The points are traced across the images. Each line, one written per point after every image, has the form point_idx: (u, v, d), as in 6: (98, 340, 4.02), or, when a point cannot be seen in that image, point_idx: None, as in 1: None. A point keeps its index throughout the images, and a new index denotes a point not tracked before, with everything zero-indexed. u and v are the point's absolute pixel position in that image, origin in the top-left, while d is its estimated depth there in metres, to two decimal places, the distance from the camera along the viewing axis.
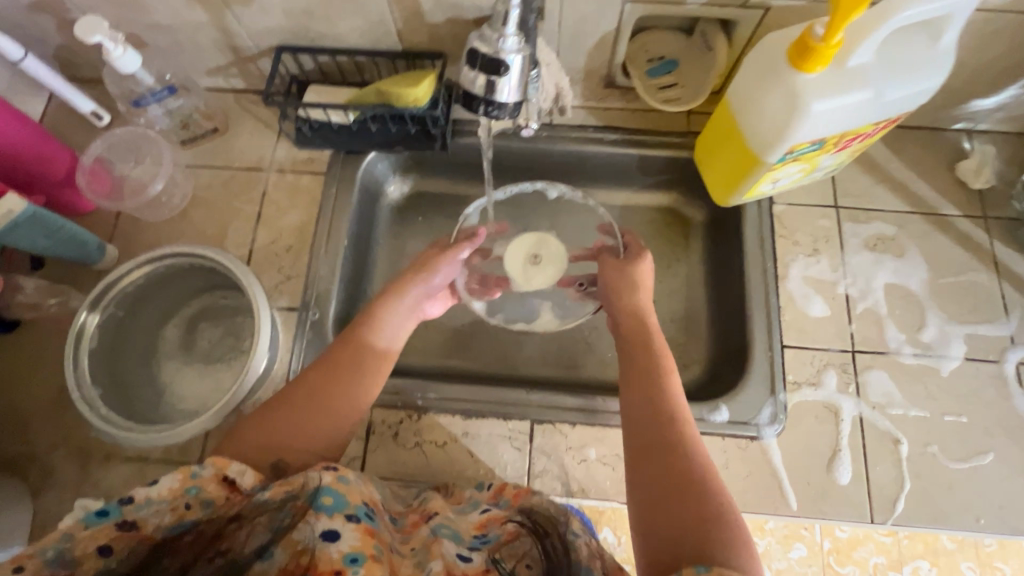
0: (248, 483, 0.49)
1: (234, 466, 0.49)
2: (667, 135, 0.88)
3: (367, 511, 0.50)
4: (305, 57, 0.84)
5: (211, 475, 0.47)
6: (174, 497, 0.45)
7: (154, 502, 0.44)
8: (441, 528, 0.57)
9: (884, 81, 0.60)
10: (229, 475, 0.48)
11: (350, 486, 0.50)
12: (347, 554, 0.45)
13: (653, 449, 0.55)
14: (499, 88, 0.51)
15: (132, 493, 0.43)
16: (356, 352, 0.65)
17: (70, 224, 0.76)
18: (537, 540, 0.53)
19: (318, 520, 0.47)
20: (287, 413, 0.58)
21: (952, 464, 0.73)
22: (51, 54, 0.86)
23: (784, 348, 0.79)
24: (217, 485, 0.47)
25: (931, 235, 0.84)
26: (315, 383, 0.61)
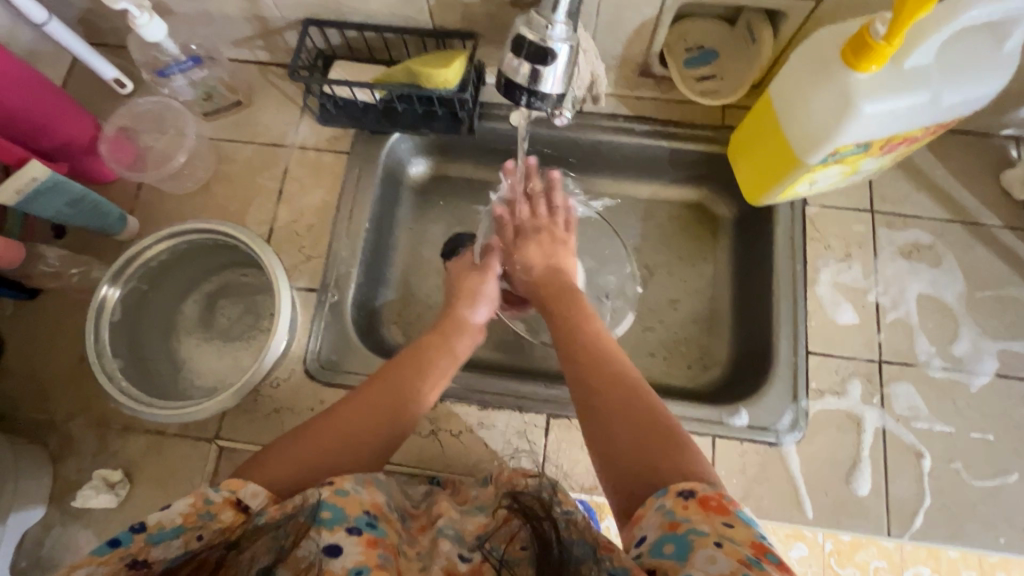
0: (260, 506, 0.50)
1: (245, 488, 0.50)
2: (701, 128, 0.86)
3: (370, 521, 0.49)
4: (333, 32, 0.82)
5: (223, 501, 0.48)
6: (185, 523, 0.46)
7: (167, 529, 0.45)
8: (445, 528, 0.55)
9: (941, 84, 0.57)
10: (242, 499, 0.49)
11: (348, 497, 0.50)
12: (352, 569, 0.45)
13: (593, 392, 0.58)
14: (543, 78, 0.48)
15: (143, 521, 0.45)
16: (407, 374, 0.65)
17: (92, 194, 0.75)
18: (526, 522, 0.50)
19: (320, 535, 0.46)
20: (332, 428, 0.57)
21: (975, 482, 0.72)
22: (75, 17, 0.84)
23: (810, 355, 0.78)
24: (228, 510, 0.48)
25: (970, 246, 0.81)
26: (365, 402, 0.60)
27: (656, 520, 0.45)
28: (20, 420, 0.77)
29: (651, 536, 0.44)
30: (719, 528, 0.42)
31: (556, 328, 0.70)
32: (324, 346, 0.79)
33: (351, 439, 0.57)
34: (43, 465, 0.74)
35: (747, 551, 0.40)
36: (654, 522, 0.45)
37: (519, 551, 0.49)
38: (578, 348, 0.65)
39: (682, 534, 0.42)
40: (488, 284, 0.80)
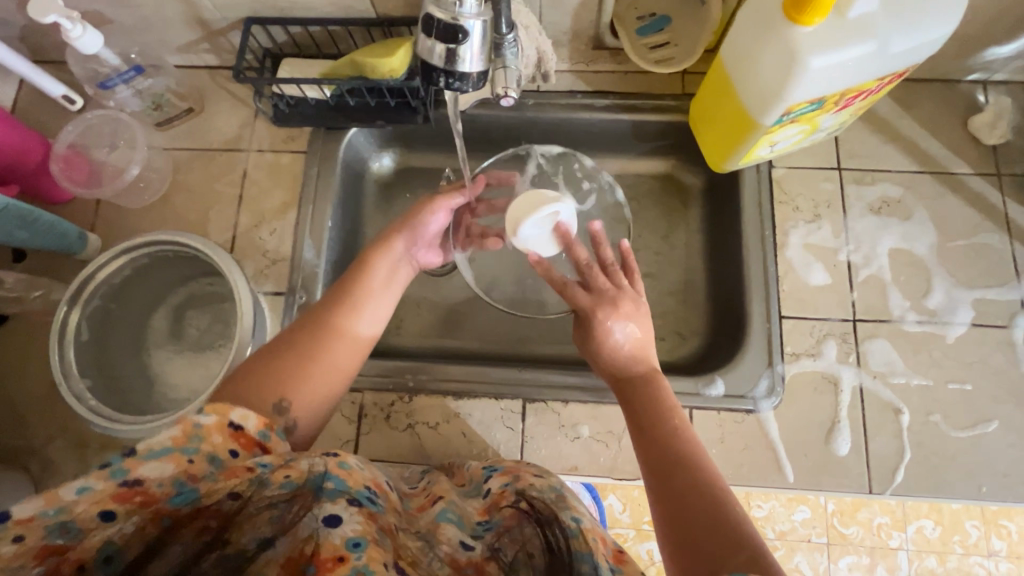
0: (254, 428, 0.48)
1: (235, 412, 0.47)
2: (661, 98, 0.84)
3: (370, 495, 0.48)
4: (277, 29, 0.80)
5: (214, 424, 0.45)
6: (176, 447, 0.42)
7: (157, 455, 0.41)
8: (446, 512, 0.55)
9: (888, 31, 0.55)
10: (234, 423, 0.47)
11: (351, 471, 0.48)
12: (350, 539, 0.44)
13: (668, 473, 0.53)
14: (460, 57, 0.47)
15: (135, 445, 0.41)
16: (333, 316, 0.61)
17: (46, 214, 0.74)
18: (540, 531, 0.52)
19: (321, 506, 0.45)
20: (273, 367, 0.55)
21: (955, 433, 0.72)
22: (16, 35, 0.82)
23: (783, 319, 0.77)
24: (222, 436, 0.45)
25: (940, 195, 0.80)
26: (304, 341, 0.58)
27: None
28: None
29: None
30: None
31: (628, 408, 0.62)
32: None
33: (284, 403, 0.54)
34: (24, 489, 0.74)
35: None
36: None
37: (528, 558, 0.51)
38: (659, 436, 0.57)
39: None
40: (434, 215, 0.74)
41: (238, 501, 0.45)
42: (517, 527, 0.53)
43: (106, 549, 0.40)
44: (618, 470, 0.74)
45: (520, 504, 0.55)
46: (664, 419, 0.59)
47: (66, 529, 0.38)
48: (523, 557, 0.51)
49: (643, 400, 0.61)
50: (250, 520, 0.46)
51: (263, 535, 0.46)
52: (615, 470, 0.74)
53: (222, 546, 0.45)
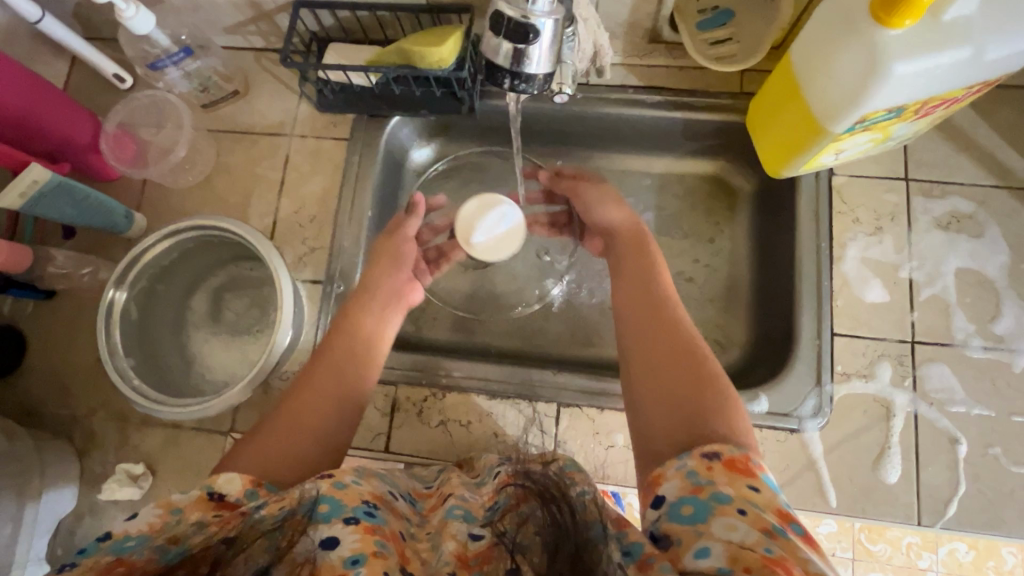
0: (238, 492, 0.48)
1: (221, 479, 0.48)
2: (718, 96, 0.80)
3: (368, 509, 0.46)
4: (324, 13, 0.79)
5: (194, 501, 0.45)
6: (154, 531, 0.42)
7: (134, 535, 0.41)
8: (454, 509, 0.51)
9: (985, 36, 0.51)
10: (212, 492, 0.46)
11: (347, 490, 0.47)
12: (348, 557, 0.41)
13: (640, 315, 0.61)
14: (528, 57, 0.45)
15: (110, 529, 0.41)
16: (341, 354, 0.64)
17: (95, 193, 0.75)
18: (543, 505, 0.46)
19: (317, 530, 0.43)
20: (290, 408, 0.58)
21: (1016, 468, 0.68)
22: (71, 12, 0.83)
23: (835, 337, 0.73)
24: (201, 509, 0.45)
25: (1016, 212, 0.74)
26: (322, 385, 0.61)
27: (677, 482, 0.44)
28: (45, 417, 0.79)
29: (672, 496, 0.43)
30: (743, 491, 0.42)
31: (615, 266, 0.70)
32: None
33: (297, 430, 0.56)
34: (69, 460, 0.76)
35: (772, 519, 0.39)
36: (676, 485, 0.44)
37: (534, 536, 0.44)
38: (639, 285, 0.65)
39: (703, 498, 0.42)
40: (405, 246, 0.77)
41: (230, 542, 0.43)
42: (524, 508, 0.47)
43: None
44: None
45: (525, 485, 0.49)
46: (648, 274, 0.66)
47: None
48: (532, 539, 0.44)
49: (629, 260, 0.69)
50: (244, 553, 0.42)
51: (258, 567, 0.42)
52: None
53: None
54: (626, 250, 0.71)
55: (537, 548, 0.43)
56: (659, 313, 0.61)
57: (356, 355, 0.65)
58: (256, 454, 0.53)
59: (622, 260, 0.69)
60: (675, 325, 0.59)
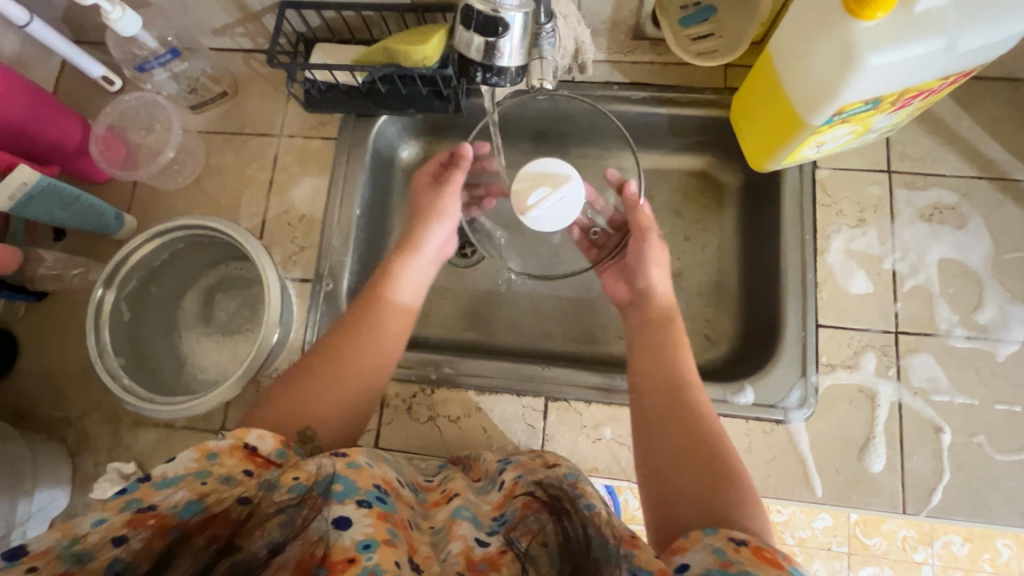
0: (270, 448, 0.50)
1: (251, 435, 0.49)
2: (701, 92, 0.80)
3: (380, 495, 0.47)
4: (310, 13, 0.79)
5: (230, 449, 0.48)
6: (189, 475, 0.44)
7: (171, 480, 0.44)
8: (461, 509, 0.52)
9: (958, 27, 0.51)
10: (249, 444, 0.49)
11: (360, 471, 0.48)
12: (360, 541, 0.42)
13: (660, 397, 0.62)
14: (500, 50, 0.46)
15: (150, 472, 0.44)
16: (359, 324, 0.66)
17: (85, 195, 0.76)
18: (555, 518, 0.46)
19: (330, 507, 0.44)
20: (331, 362, 0.62)
21: (1000, 456, 0.68)
22: (59, 16, 0.84)
23: (820, 329, 0.74)
24: (234, 459, 0.47)
25: (998, 203, 0.75)
26: (338, 357, 0.62)
27: (704, 556, 0.42)
28: (37, 418, 0.80)
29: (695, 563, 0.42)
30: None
31: (638, 341, 0.70)
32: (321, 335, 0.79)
33: (333, 384, 0.60)
34: (61, 460, 0.76)
35: None
36: (702, 556, 0.42)
37: (542, 548, 0.44)
38: (663, 366, 0.65)
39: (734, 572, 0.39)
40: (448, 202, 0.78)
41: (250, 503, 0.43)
42: (532, 516, 0.48)
43: (116, 566, 0.37)
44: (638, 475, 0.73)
45: (536, 494, 0.50)
46: (669, 355, 0.66)
47: (76, 555, 0.37)
48: (537, 546, 0.44)
49: (655, 334, 0.69)
50: (260, 526, 0.40)
51: (274, 542, 0.40)
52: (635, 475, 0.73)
53: (233, 553, 0.38)
54: (655, 321, 0.71)
55: (545, 557, 0.43)
56: (678, 392, 0.61)
57: (392, 324, 0.68)
58: (295, 398, 0.58)
59: (640, 337, 0.70)
60: (695, 413, 0.59)
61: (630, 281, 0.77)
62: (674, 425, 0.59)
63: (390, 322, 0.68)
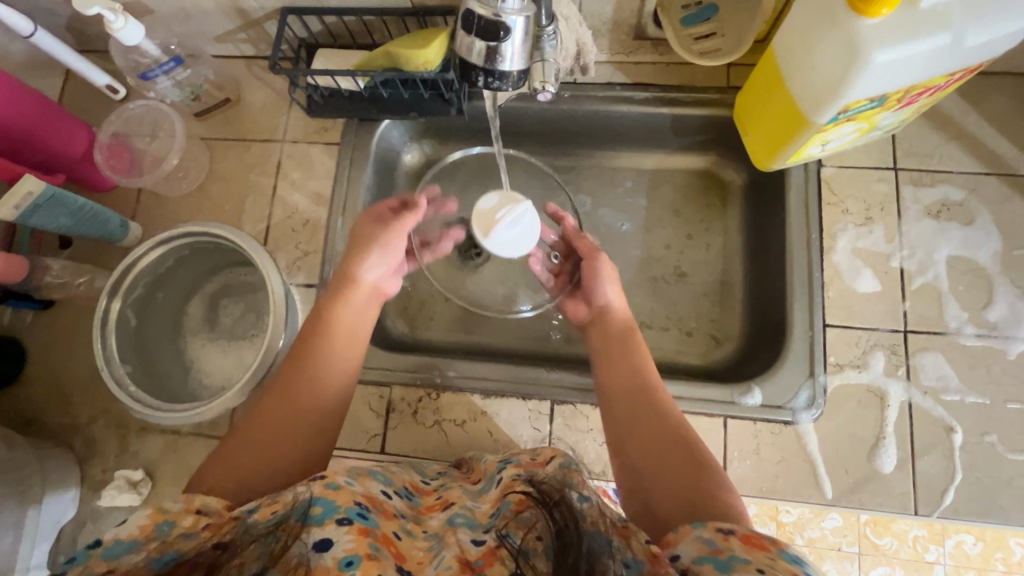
0: (222, 508, 0.45)
1: (200, 498, 0.44)
2: (705, 91, 0.80)
3: (361, 512, 0.47)
4: (312, 19, 0.80)
5: (183, 510, 0.43)
6: (145, 536, 0.41)
7: (125, 542, 0.40)
8: (456, 517, 0.52)
9: (964, 22, 0.51)
10: (201, 506, 0.44)
11: (340, 490, 0.48)
12: (342, 559, 0.43)
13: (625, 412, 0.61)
14: (502, 54, 0.46)
15: (100, 536, 0.40)
16: (298, 374, 0.62)
17: (90, 203, 0.76)
18: (545, 511, 0.47)
19: (310, 532, 0.44)
20: (265, 418, 0.58)
21: (1012, 455, 0.67)
22: (64, 25, 0.84)
23: (827, 328, 0.73)
24: (192, 515, 0.43)
25: (1007, 199, 0.74)
26: (272, 416, 0.58)
27: (694, 545, 0.42)
28: (45, 425, 0.80)
29: (689, 559, 0.41)
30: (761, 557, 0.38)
31: (598, 357, 0.69)
32: None
33: (272, 439, 0.56)
34: (69, 467, 0.77)
35: None
36: (690, 547, 0.42)
37: (538, 541, 0.45)
38: (623, 378, 0.65)
39: (723, 560, 0.40)
40: (393, 237, 0.73)
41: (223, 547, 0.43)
42: (526, 513, 0.48)
43: None
44: None
45: (529, 491, 0.50)
46: (625, 361, 0.66)
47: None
48: (533, 543, 0.45)
49: (614, 347, 0.69)
50: (235, 560, 0.43)
51: (254, 572, 0.43)
52: None
53: None
54: (610, 334, 0.71)
55: (541, 551, 0.44)
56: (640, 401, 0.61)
57: (333, 349, 0.65)
58: (230, 463, 0.54)
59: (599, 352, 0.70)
60: (658, 414, 0.60)
61: (587, 300, 0.76)
62: (642, 433, 0.59)
63: (333, 351, 0.65)
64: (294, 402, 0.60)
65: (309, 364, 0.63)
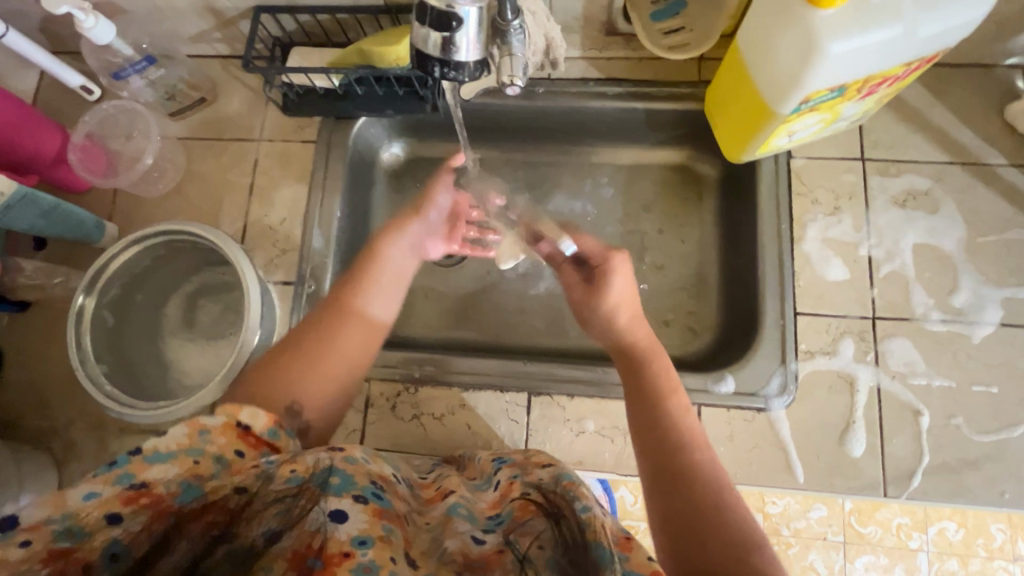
0: (262, 427, 0.48)
1: (244, 412, 0.48)
2: (675, 85, 0.81)
3: (377, 491, 0.47)
4: (285, 18, 0.80)
5: (221, 427, 0.46)
6: (181, 451, 0.42)
7: (163, 456, 0.42)
8: (457, 506, 0.52)
9: (914, 14, 0.52)
10: (242, 422, 0.47)
11: (357, 465, 0.48)
12: (356, 537, 0.43)
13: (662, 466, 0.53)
14: (456, 45, 0.46)
15: (140, 444, 0.41)
16: (325, 343, 0.58)
17: (65, 204, 0.76)
18: (550, 522, 0.46)
19: (327, 500, 0.44)
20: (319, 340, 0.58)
21: (978, 437, 0.69)
22: (36, 26, 0.84)
23: (798, 317, 0.74)
24: (227, 437, 0.46)
25: (971, 187, 0.76)
26: (322, 343, 0.58)
27: None
28: (22, 428, 0.80)
29: None
30: None
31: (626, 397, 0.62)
32: None
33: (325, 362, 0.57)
34: (47, 470, 0.76)
35: None
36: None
37: (540, 550, 0.45)
38: (654, 425, 0.57)
39: None
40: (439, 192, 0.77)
41: (247, 497, 0.44)
42: (530, 519, 0.48)
43: (112, 547, 0.39)
44: (622, 466, 0.74)
45: (531, 495, 0.50)
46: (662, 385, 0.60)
47: (72, 532, 0.37)
48: (534, 550, 0.45)
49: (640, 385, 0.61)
50: (258, 517, 0.44)
51: (271, 529, 0.44)
52: (619, 466, 0.74)
53: (232, 539, 0.44)
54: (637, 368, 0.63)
55: (543, 560, 0.44)
56: (675, 454, 0.54)
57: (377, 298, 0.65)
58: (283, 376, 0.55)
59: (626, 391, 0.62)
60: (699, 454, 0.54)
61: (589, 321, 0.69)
62: (681, 469, 0.52)
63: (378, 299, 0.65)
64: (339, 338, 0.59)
65: (336, 342, 0.59)
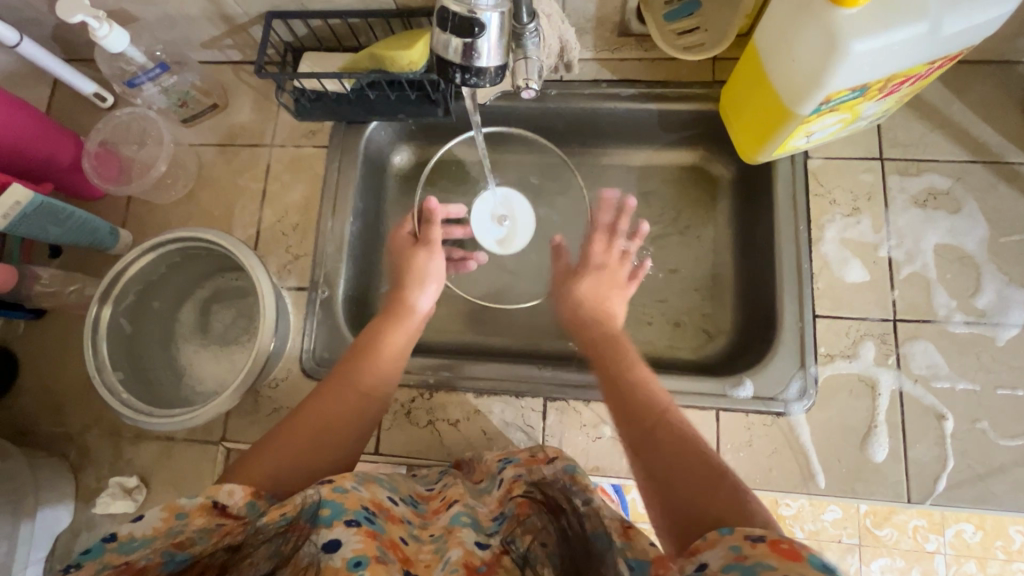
0: (240, 503, 0.47)
1: (221, 490, 0.47)
2: (689, 87, 0.80)
3: (368, 516, 0.47)
4: (297, 23, 0.80)
5: (197, 508, 0.45)
6: (158, 534, 0.43)
7: (140, 539, 0.42)
8: (460, 514, 0.51)
9: (939, 11, 0.51)
10: (218, 501, 0.46)
11: (347, 494, 0.48)
12: (352, 559, 0.42)
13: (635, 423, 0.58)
14: (478, 51, 0.46)
15: (115, 529, 0.42)
16: (348, 391, 0.62)
17: (80, 211, 0.76)
18: (554, 518, 0.47)
19: (319, 534, 0.44)
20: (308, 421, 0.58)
21: (1004, 442, 0.67)
22: (49, 34, 0.84)
23: (817, 319, 0.73)
24: (206, 516, 0.45)
25: (993, 187, 0.75)
26: (310, 424, 0.57)
27: (720, 551, 0.40)
28: (38, 435, 0.80)
29: (713, 565, 0.39)
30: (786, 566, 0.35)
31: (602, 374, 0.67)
32: (318, 343, 0.79)
33: (314, 442, 0.56)
34: (64, 477, 0.77)
35: None
36: (718, 552, 0.40)
37: (541, 547, 0.45)
38: (627, 391, 0.62)
39: (749, 565, 0.37)
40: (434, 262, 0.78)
41: (235, 548, 0.43)
42: (530, 514, 0.49)
43: None
44: None
45: (532, 494, 0.50)
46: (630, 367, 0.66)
47: None
48: (537, 548, 0.45)
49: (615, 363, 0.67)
50: (247, 560, 0.41)
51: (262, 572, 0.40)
52: None
53: None
54: (610, 353, 0.69)
55: (546, 558, 0.44)
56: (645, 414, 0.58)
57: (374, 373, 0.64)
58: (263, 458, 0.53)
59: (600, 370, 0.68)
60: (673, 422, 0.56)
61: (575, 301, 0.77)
62: (664, 439, 0.54)
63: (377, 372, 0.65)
64: (329, 417, 0.59)
65: (325, 417, 0.58)
